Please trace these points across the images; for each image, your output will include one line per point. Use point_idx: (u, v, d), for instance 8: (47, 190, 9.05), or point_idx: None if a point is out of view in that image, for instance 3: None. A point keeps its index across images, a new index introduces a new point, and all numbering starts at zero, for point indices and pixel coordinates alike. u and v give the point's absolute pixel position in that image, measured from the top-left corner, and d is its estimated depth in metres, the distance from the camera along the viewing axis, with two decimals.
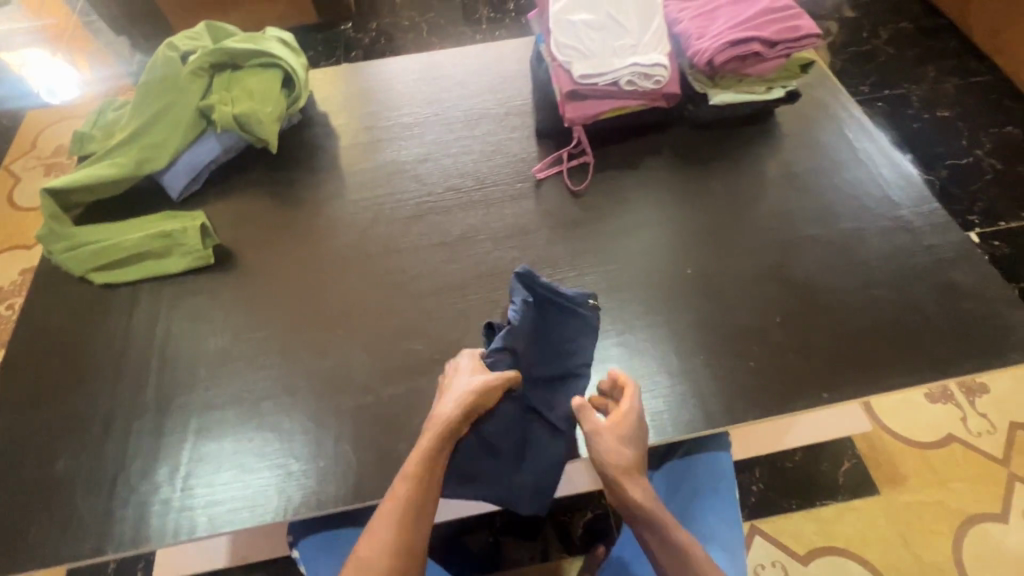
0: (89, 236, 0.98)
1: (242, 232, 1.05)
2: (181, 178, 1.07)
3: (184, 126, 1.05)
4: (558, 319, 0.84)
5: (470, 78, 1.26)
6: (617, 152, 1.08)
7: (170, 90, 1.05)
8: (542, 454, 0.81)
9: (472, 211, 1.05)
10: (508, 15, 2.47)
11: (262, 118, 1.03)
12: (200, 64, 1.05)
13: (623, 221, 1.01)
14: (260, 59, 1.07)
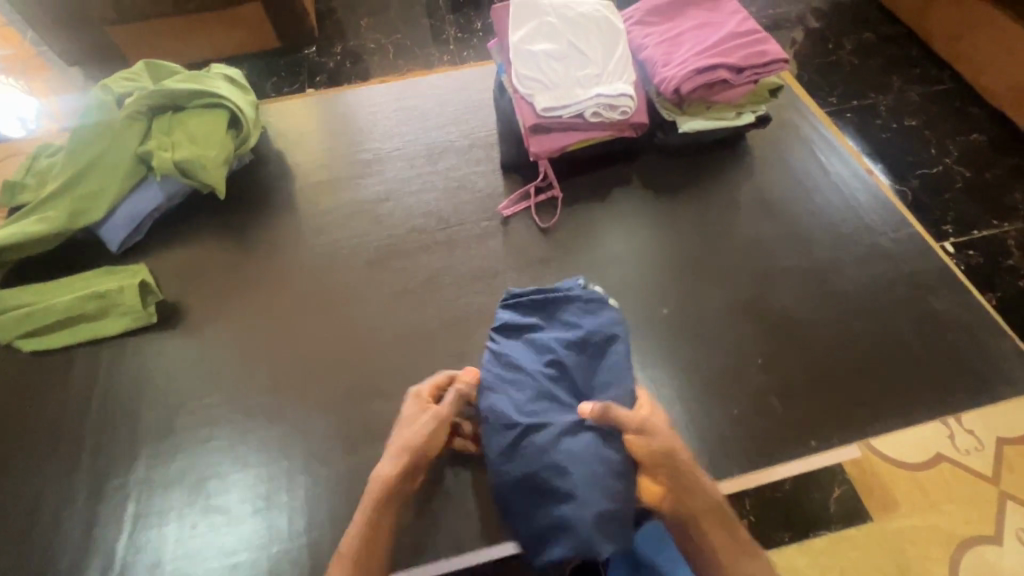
0: (15, 300, 0.89)
1: (188, 285, 0.97)
2: (119, 230, 0.99)
3: (121, 174, 0.97)
4: (551, 323, 0.80)
5: (432, 109, 1.21)
6: (587, 185, 1.04)
7: (105, 136, 0.97)
8: (582, 470, 0.68)
9: (436, 253, 1.00)
10: (475, 35, 2.44)
11: (206, 163, 0.96)
12: (138, 108, 0.98)
13: (595, 258, 0.96)
14: (204, 100, 1.00)
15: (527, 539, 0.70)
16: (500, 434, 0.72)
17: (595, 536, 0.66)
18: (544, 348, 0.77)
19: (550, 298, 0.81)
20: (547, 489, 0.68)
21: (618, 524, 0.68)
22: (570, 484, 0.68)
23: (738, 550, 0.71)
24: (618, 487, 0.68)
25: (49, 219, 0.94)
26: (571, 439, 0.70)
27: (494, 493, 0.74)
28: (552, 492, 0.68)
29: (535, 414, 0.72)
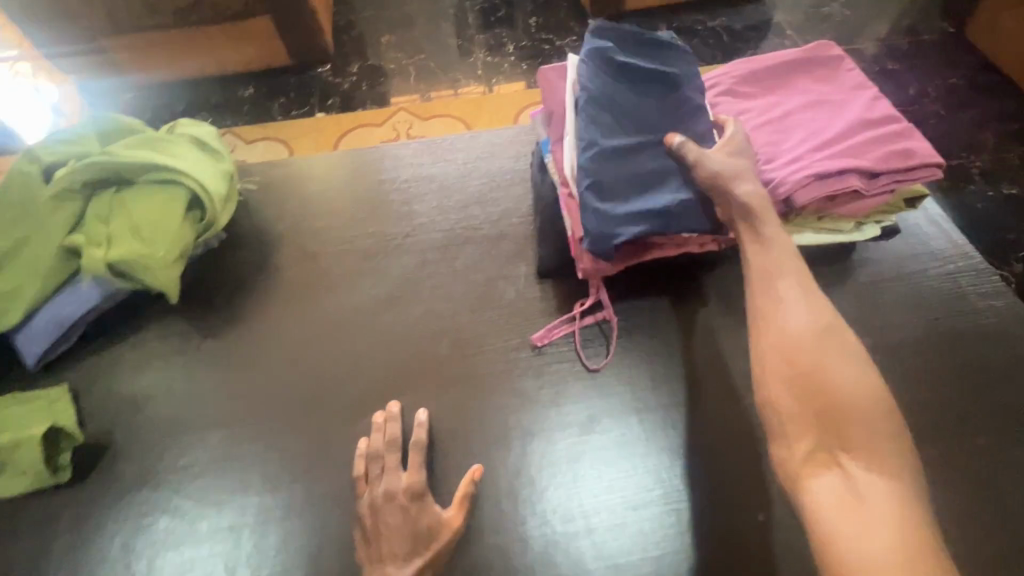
0: None
1: (124, 419, 0.74)
2: (38, 342, 0.76)
3: (43, 270, 0.74)
4: (645, 63, 0.75)
5: (453, 181, 0.97)
6: (649, 312, 0.79)
7: (26, 219, 0.75)
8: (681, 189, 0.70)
9: (448, 395, 0.75)
10: (508, 59, 2.19)
11: (151, 265, 0.73)
12: (70, 184, 0.75)
13: (662, 420, 0.72)
14: (157, 175, 0.77)
15: (618, 195, 0.69)
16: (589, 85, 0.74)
17: (693, 219, 0.69)
18: (642, 93, 0.75)
19: (650, 43, 0.76)
20: (641, 149, 0.71)
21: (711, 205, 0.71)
22: (667, 160, 0.71)
23: (875, 451, 0.52)
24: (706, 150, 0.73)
25: None
26: (673, 180, 0.71)
27: (581, 163, 0.71)
28: (652, 192, 0.70)
29: (632, 165, 0.70)
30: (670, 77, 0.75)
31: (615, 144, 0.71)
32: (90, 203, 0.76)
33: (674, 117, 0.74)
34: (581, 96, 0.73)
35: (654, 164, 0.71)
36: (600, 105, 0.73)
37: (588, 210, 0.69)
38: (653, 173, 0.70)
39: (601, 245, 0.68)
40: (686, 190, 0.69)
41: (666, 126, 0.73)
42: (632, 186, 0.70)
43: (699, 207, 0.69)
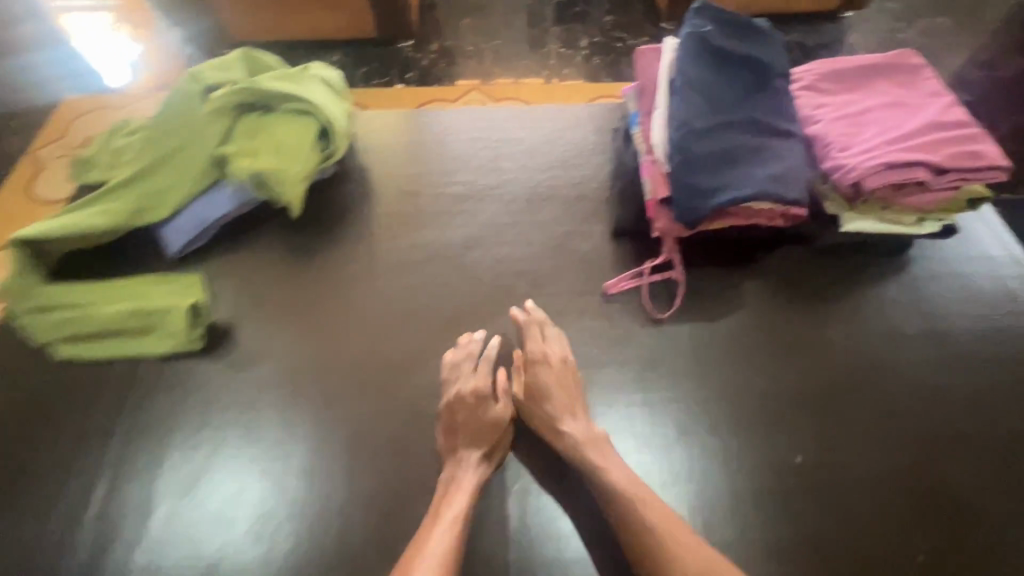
0: (59, 297, 0.81)
1: (246, 308, 0.87)
2: (180, 235, 0.88)
3: (195, 174, 0.87)
4: (739, 47, 0.83)
5: (539, 145, 1.06)
6: (714, 277, 0.87)
7: (185, 129, 0.88)
8: (767, 164, 0.77)
9: (525, 326, 0.85)
10: (580, 52, 2.27)
11: (285, 178, 0.85)
12: (225, 103, 0.88)
13: (716, 371, 0.80)
14: (296, 104, 0.89)
15: (710, 165, 0.77)
16: (687, 64, 0.82)
17: (778, 188, 0.76)
18: (735, 74, 0.82)
19: (746, 32, 0.84)
20: (732, 124, 0.79)
21: (795, 177, 0.77)
22: (754, 136, 0.79)
23: None
24: (791, 129, 0.80)
25: (110, 212, 0.85)
26: (759, 154, 0.78)
27: (676, 135, 0.79)
28: (739, 162, 0.77)
29: (723, 139, 0.78)
30: (762, 65, 0.83)
31: (706, 123, 0.79)
32: (239, 122, 0.89)
33: (762, 99, 0.82)
34: (678, 78, 0.82)
35: (741, 138, 0.79)
36: (696, 86, 0.81)
37: (680, 176, 0.77)
38: (741, 146, 0.78)
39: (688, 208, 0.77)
40: (771, 164, 0.77)
41: (755, 107, 0.81)
42: (720, 162, 0.77)
43: (783, 180, 0.76)
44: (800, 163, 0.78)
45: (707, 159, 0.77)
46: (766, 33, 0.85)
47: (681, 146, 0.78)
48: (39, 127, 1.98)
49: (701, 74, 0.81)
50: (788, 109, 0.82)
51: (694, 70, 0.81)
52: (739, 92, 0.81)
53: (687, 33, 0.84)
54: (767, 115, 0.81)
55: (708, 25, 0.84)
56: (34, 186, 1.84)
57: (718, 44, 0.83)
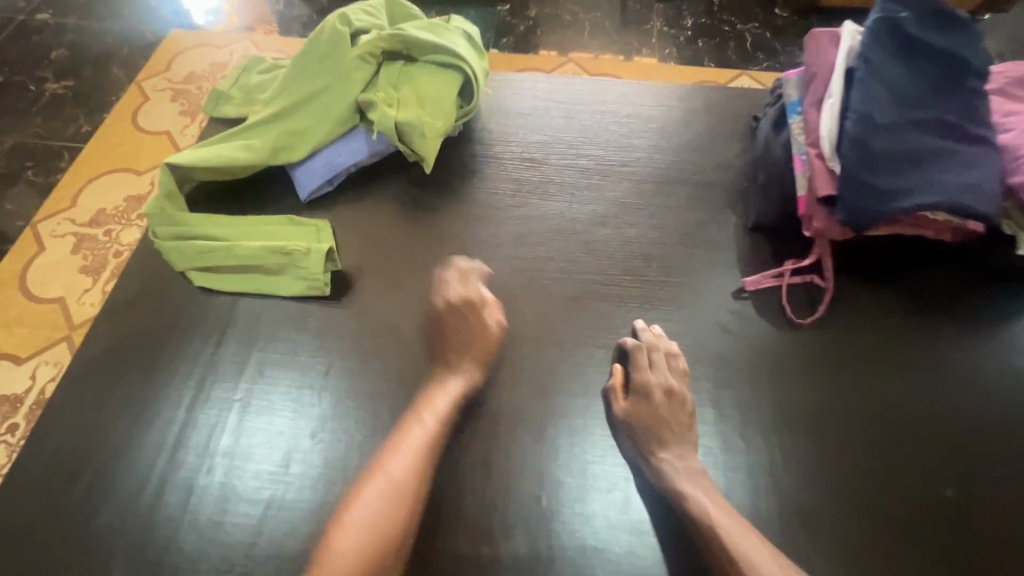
0: (200, 227, 0.82)
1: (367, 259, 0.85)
2: (314, 178, 0.88)
3: (335, 118, 0.87)
4: (934, 39, 0.75)
5: (671, 126, 1.01)
6: (864, 287, 0.80)
7: (328, 71, 0.87)
8: (956, 171, 0.70)
9: (652, 312, 0.81)
10: (684, 33, 2.16)
11: (426, 132, 0.84)
12: (372, 50, 0.87)
13: (860, 387, 0.74)
14: (440, 57, 0.87)
15: (888, 165, 0.71)
16: (873, 52, 0.75)
17: (968, 198, 0.69)
18: (925, 68, 0.75)
19: (942, 23, 0.76)
20: (918, 122, 0.72)
21: (987, 187, 0.70)
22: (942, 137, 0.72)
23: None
24: (985, 134, 0.73)
25: (253, 149, 0.86)
26: (947, 158, 0.71)
27: (852, 129, 0.73)
28: (923, 165, 0.71)
29: (907, 138, 0.71)
30: (957, 62, 0.75)
31: (889, 119, 0.72)
32: (383, 70, 0.88)
33: (953, 99, 0.74)
34: (860, 67, 0.75)
35: (927, 139, 0.72)
36: (881, 77, 0.74)
37: (852, 174, 0.71)
38: (927, 148, 0.71)
39: (858, 209, 0.71)
40: (960, 171, 0.70)
41: (944, 106, 0.74)
42: (902, 162, 0.71)
43: (974, 190, 0.69)
44: (994, 173, 0.70)
45: (886, 159, 0.71)
46: (965, 25, 0.77)
47: (857, 142, 0.72)
48: (146, 60, 2.05)
49: (888, 65, 0.74)
50: (983, 112, 0.74)
51: (880, 60, 0.74)
52: (928, 89, 0.74)
53: (875, 18, 0.77)
54: (958, 117, 0.73)
55: (901, 12, 0.76)
56: (139, 116, 1.90)
57: (911, 32, 0.75)
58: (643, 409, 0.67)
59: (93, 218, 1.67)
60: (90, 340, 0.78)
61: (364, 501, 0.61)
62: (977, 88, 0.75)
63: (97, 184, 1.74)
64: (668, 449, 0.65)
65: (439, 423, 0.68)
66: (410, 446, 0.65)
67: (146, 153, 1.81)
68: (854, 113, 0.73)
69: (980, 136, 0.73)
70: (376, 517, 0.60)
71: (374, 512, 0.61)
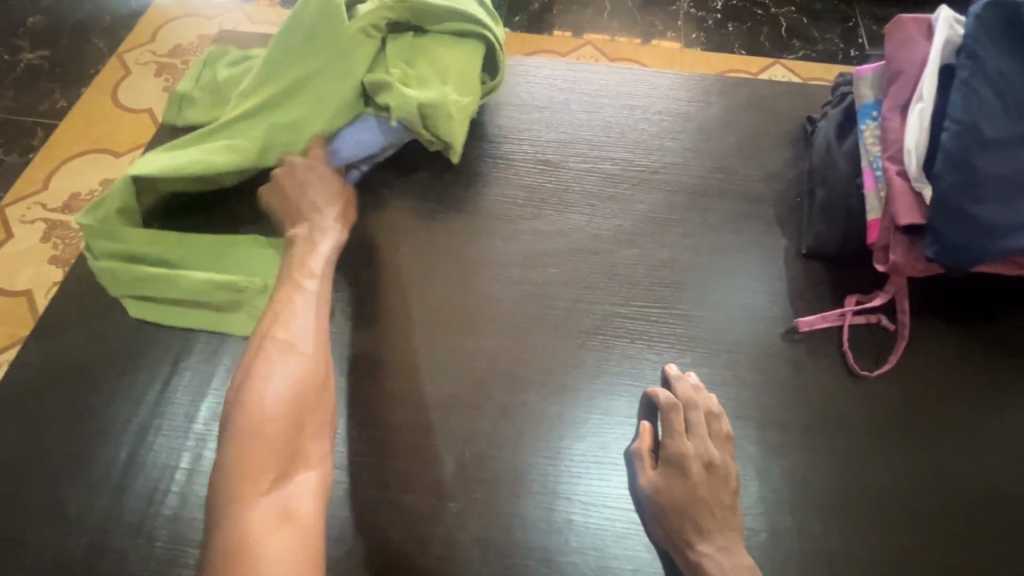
0: (147, 248, 0.70)
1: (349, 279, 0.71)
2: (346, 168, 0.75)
3: (336, 105, 0.71)
4: None
5: (711, 126, 0.86)
6: (942, 334, 0.67)
7: (324, 49, 0.72)
8: None
9: (687, 355, 0.68)
10: (713, 15, 1.98)
11: (456, 113, 0.71)
12: (375, 22, 0.72)
13: (937, 457, 0.61)
14: (459, 25, 0.74)
15: (993, 195, 0.57)
16: (981, 48, 0.60)
17: None
18: None
19: None
20: None
21: None
22: None
23: None
24: None
25: (234, 150, 0.71)
26: None
27: (950, 147, 0.59)
28: None
29: (1018, 161, 0.57)
30: None
31: (1004, 130, 0.58)
32: (387, 48, 0.73)
33: None
34: (964, 66, 0.60)
35: None
36: (989, 81, 0.59)
37: (945, 206, 0.58)
38: None
39: (949, 248, 0.58)
40: None
41: None
42: (1014, 189, 0.57)
43: None
44: None
45: (992, 188, 0.57)
46: None
47: (956, 162, 0.58)
48: (128, 30, 1.89)
49: (999, 65, 0.59)
50: None
51: (989, 58, 0.60)
52: None
53: (986, 2, 0.61)
54: None
55: None
56: (119, 91, 1.75)
57: None
58: (677, 484, 0.55)
59: (64, 203, 1.54)
60: (18, 368, 0.66)
61: (272, 375, 0.56)
62: None
63: (70, 165, 1.60)
64: (707, 539, 0.54)
65: (320, 283, 0.65)
66: (302, 310, 0.62)
67: (124, 133, 1.66)
68: (953, 126, 0.59)
69: None
70: (286, 392, 0.56)
71: (290, 386, 0.56)
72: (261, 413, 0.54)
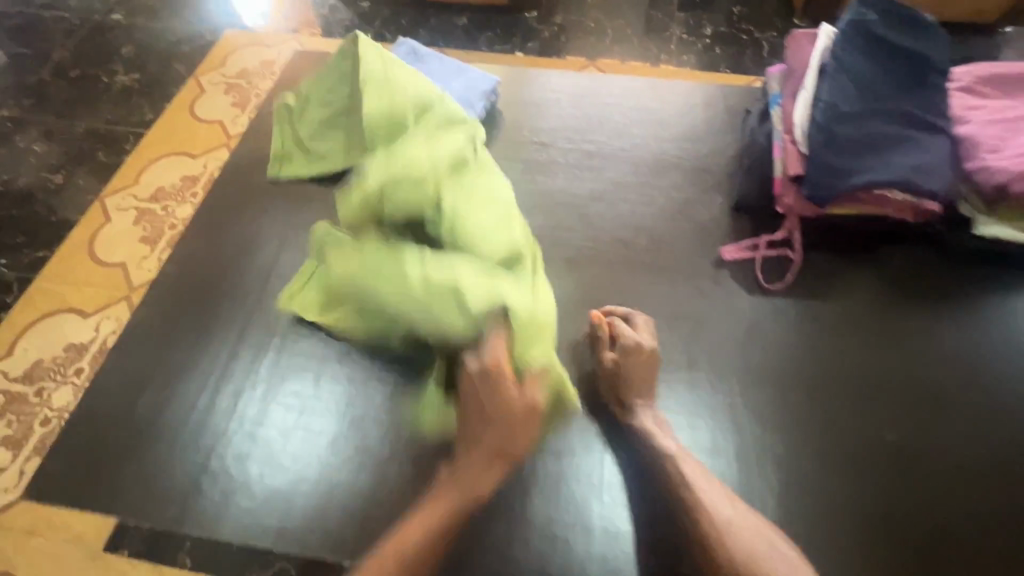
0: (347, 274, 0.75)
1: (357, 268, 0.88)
2: None
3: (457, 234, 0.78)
4: (902, 38, 0.85)
5: (669, 118, 1.11)
6: (830, 262, 0.89)
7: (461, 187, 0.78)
8: (909, 154, 0.79)
9: (639, 277, 0.91)
10: (702, 40, 2.25)
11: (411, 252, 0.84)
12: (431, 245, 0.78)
13: (819, 346, 0.84)
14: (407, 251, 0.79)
15: (850, 148, 0.80)
16: (842, 49, 0.85)
17: (917, 179, 0.78)
18: (892, 63, 0.84)
19: (911, 22, 0.85)
20: (880, 112, 0.82)
21: (934, 171, 0.79)
22: (902, 126, 0.81)
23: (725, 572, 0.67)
24: (940, 124, 0.82)
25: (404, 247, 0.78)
26: (904, 143, 0.80)
27: (820, 116, 0.82)
28: (882, 149, 0.80)
29: (868, 125, 0.81)
30: (921, 58, 0.84)
31: (857, 106, 0.82)
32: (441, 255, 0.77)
33: (916, 92, 0.83)
34: (831, 62, 0.85)
35: (888, 127, 0.81)
36: (847, 70, 0.84)
37: (816, 157, 0.81)
38: (886, 133, 0.80)
39: (820, 187, 0.81)
40: (913, 155, 0.79)
41: (907, 97, 0.83)
42: (868, 144, 0.80)
43: (923, 172, 0.78)
44: (942, 159, 0.80)
45: (849, 144, 0.80)
46: (930, 26, 0.86)
47: (823, 126, 0.81)
48: (204, 57, 2.26)
49: (855, 60, 0.84)
50: (939, 105, 0.83)
51: (847, 56, 0.84)
52: (894, 83, 0.83)
53: (848, 18, 0.86)
54: (918, 108, 0.82)
55: (872, 13, 0.85)
56: (196, 106, 2.10)
57: (879, 32, 0.85)
58: (632, 358, 0.78)
59: (152, 194, 1.86)
60: (158, 278, 0.92)
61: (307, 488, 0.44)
62: (937, 82, 0.84)
63: (157, 165, 1.94)
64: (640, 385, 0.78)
65: None
66: None
67: (200, 139, 2.00)
68: (822, 103, 0.83)
69: (935, 124, 0.82)
70: None
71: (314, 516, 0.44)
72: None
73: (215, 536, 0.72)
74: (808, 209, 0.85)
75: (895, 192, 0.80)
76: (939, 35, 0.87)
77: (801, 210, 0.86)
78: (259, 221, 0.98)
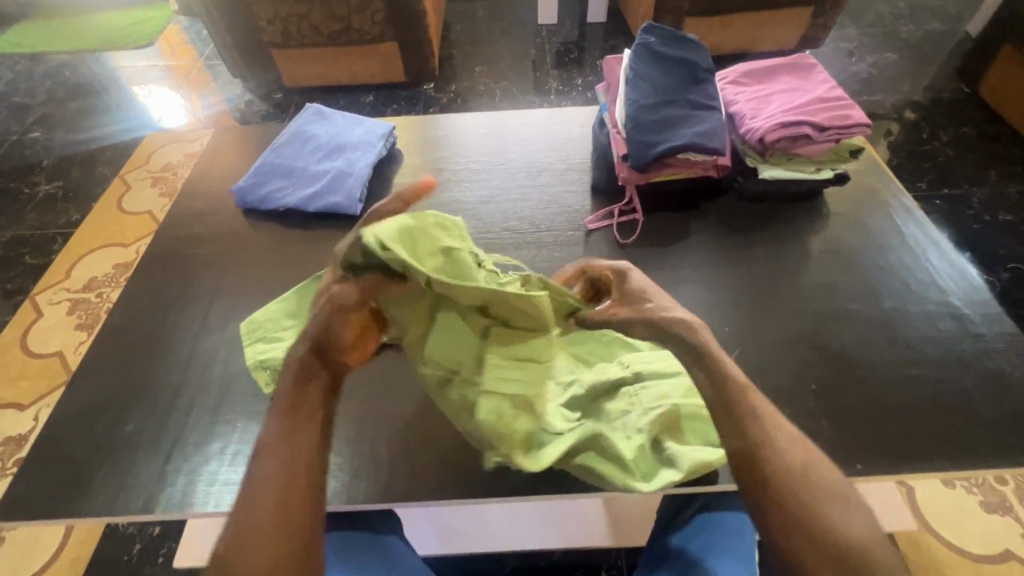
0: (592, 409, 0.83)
1: None
2: (356, 194, 1.18)
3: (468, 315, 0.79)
4: (675, 50, 1.17)
5: (537, 136, 1.38)
6: (668, 217, 1.15)
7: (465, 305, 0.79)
8: (694, 126, 1.08)
9: (526, 252, 1.12)
10: (575, 88, 2.66)
11: None
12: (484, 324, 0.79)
13: (670, 277, 1.05)
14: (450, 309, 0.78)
15: (654, 128, 1.08)
16: (637, 62, 1.15)
17: (703, 141, 1.06)
18: (672, 69, 1.15)
19: (679, 40, 1.18)
20: (670, 101, 1.11)
21: (714, 134, 1.08)
22: (686, 110, 1.11)
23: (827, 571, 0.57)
24: (712, 104, 1.13)
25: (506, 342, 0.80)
26: (690, 119, 1.09)
27: (630, 109, 1.11)
28: (676, 126, 1.09)
29: (663, 111, 1.10)
30: (691, 62, 1.16)
31: (654, 99, 1.11)
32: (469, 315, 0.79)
33: (692, 85, 1.15)
34: (630, 72, 1.15)
35: (679, 111, 1.11)
36: (642, 76, 1.14)
37: (633, 138, 1.08)
38: (676, 116, 1.10)
39: (641, 158, 1.07)
40: (696, 126, 1.08)
41: (687, 89, 1.14)
42: (666, 124, 1.09)
43: (706, 136, 1.07)
44: (719, 128, 1.10)
45: (654, 125, 1.08)
46: (693, 41, 1.19)
47: (633, 115, 1.09)
48: (128, 158, 2.41)
49: (647, 68, 1.14)
50: (710, 93, 1.15)
51: (640, 66, 1.14)
52: (676, 81, 1.14)
53: (637, 41, 1.18)
54: (696, 96, 1.13)
55: (651, 36, 1.18)
56: (122, 200, 2.22)
57: (659, 48, 1.16)
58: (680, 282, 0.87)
59: (85, 284, 1.93)
60: (109, 322, 1.04)
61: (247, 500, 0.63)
62: (707, 77, 1.16)
63: (90, 257, 2.02)
64: None
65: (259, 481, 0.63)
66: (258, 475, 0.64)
67: (130, 229, 2.10)
68: (630, 100, 1.11)
69: (709, 105, 1.13)
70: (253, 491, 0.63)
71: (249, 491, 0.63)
72: (246, 562, 0.57)
73: (197, 512, 0.81)
74: (643, 178, 1.11)
75: (693, 155, 1.08)
76: (701, 45, 1.20)
77: (636, 180, 1.12)
78: (200, 263, 1.13)
